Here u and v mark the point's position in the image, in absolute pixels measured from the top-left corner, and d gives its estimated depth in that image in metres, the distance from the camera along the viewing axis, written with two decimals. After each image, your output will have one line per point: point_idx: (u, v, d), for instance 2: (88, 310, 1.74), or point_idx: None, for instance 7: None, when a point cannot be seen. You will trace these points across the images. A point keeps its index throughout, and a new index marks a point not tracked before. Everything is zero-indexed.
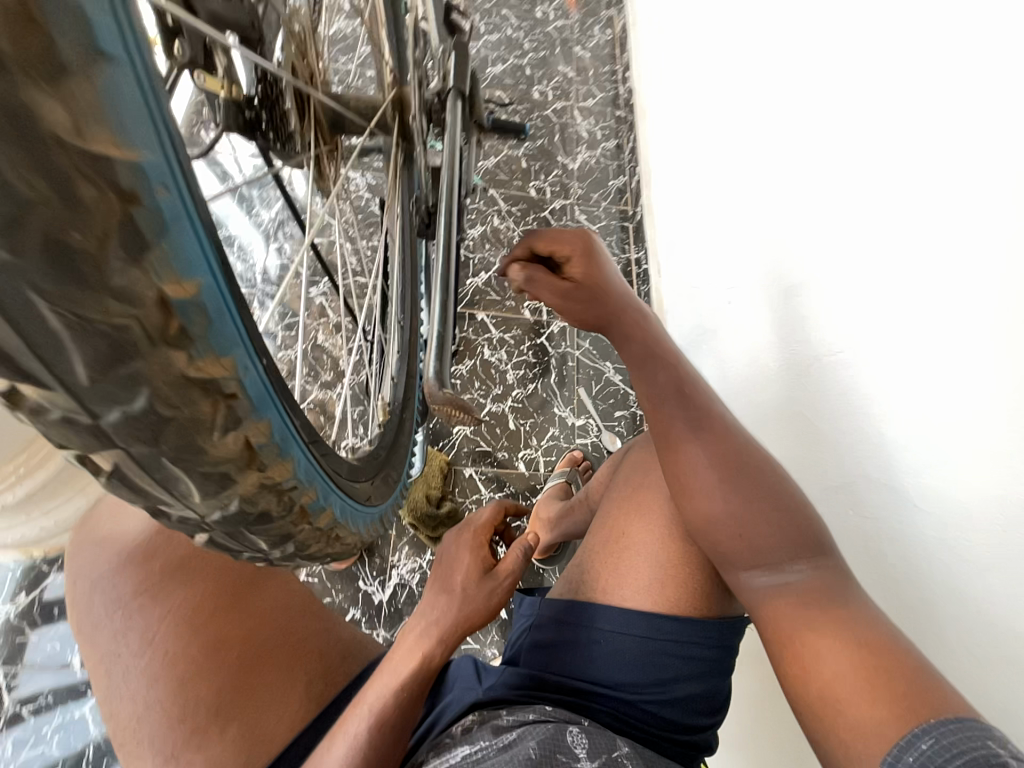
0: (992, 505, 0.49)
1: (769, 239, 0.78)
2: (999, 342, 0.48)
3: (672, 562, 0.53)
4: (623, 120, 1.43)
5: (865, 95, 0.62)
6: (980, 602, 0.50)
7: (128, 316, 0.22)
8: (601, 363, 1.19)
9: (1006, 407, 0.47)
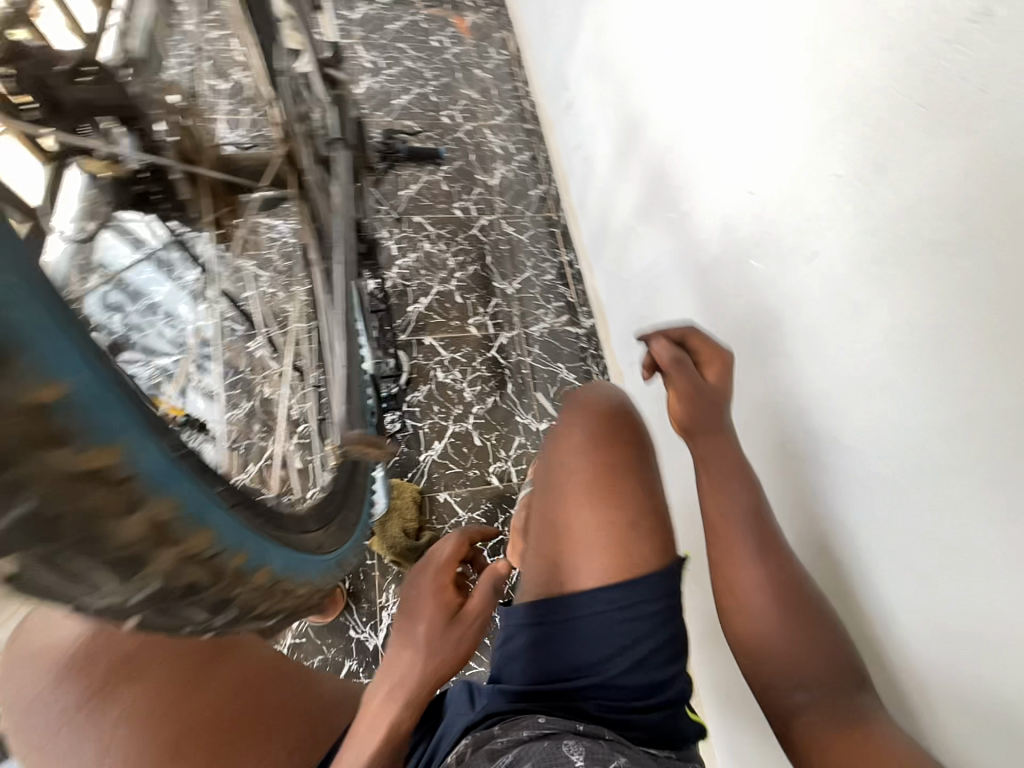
0: (889, 436, 0.49)
1: (676, 223, 0.82)
2: (867, 282, 0.50)
3: (616, 541, 0.48)
4: (533, 133, 1.49)
5: (725, 81, 0.66)
6: (895, 538, 0.49)
7: (10, 428, 0.24)
8: (554, 364, 1.22)
9: (885, 343, 0.49)
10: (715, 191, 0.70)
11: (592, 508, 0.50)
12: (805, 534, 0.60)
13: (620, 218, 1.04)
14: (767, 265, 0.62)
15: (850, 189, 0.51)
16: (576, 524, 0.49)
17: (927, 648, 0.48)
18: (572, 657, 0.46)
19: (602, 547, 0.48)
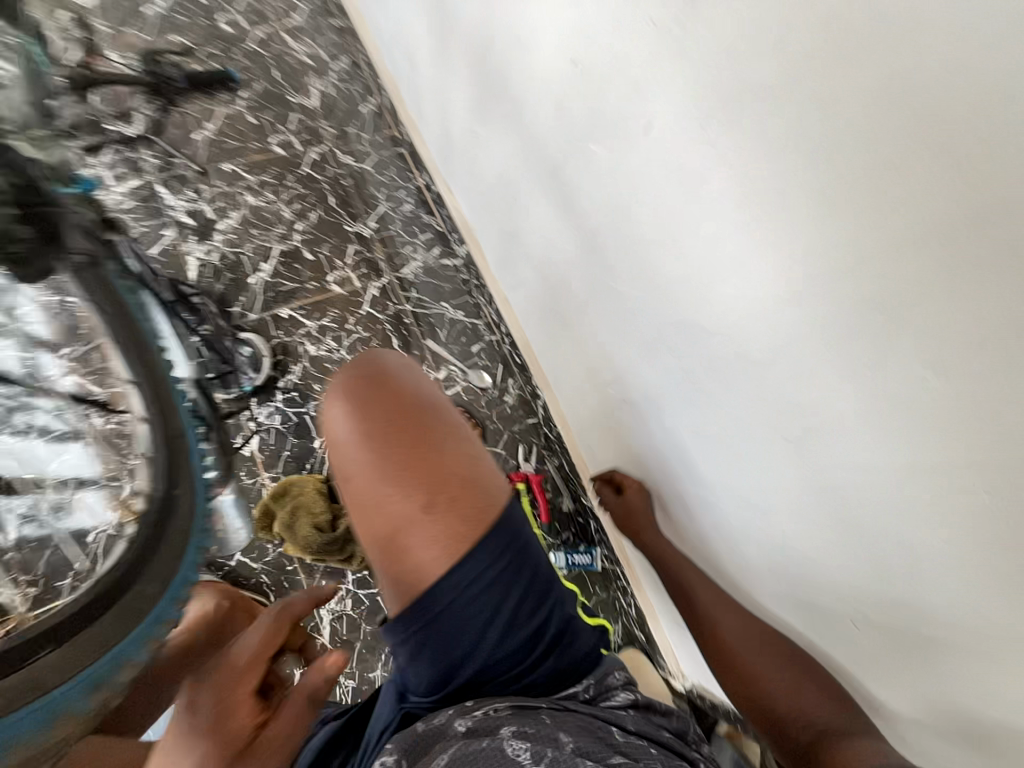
0: (754, 310, 0.46)
1: (513, 116, 0.70)
2: (705, 148, 0.44)
3: (429, 510, 0.38)
4: (344, 30, 1.22)
5: None
6: (774, 409, 0.49)
7: None
8: (438, 305, 1.11)
9: (735, 212, 0.44)
10: (541, 68, 0.60)
11: (392, 498, 0.39)
12: (691, 426, 0.60)
13: (460, 122, 0.90)
14: (606, 148, 0.55)
15: (669, 33, 0.44)
16: (383, 522, 0.39)
17: (800, 505, 0.50)
18: (435, 658, 0.38)
19: (431, 524, 0.38)
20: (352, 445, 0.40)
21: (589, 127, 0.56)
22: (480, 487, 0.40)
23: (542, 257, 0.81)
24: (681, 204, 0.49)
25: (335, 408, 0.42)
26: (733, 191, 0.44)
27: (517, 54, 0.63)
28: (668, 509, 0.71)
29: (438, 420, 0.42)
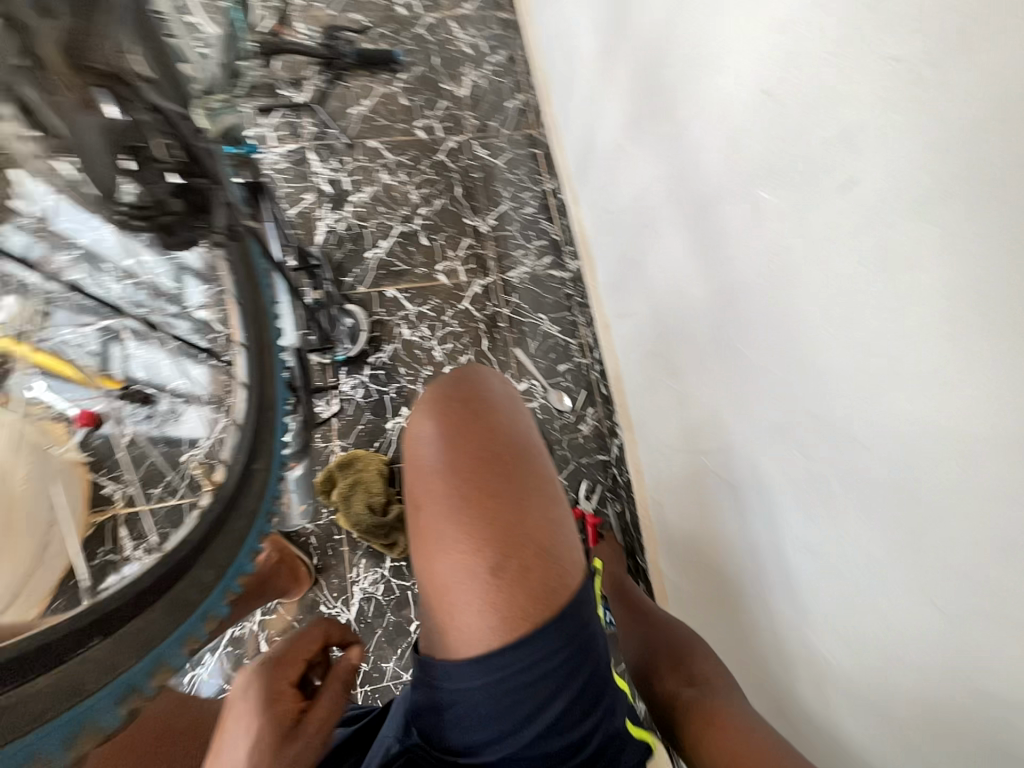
0: (941, 432, 0.37)
1: (670, 137, 0.64)
2: (925, 221, 0.35)
3: (499, 583, 0.37)
4: (509, 24, 1.22)
5: None
6: (938, 555, 0.39)
7: None
8: (535, 316, 1.08)
9: (943, 313, 0.35)
10: (719, 92, 0.53)
11: (464, 543, 0.37)
12: (804, 537, 0.51)
13: (606, 136, 0.85)
14: (780, 199, 0.47)
15: (901, 82, 0.35)
16: (446, 564, 0.38)
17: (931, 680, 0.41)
18: (464, 723, 0.36)
19: (496, 589, 0.37)
20: (439, 473, 0.40)
21: (766, 169, 0.48)
22: (558, 562, 0.38)
23: (663, 293, 0.73)
24: (860, 284, 0.41)
25: (431, 429, 0.42)
26: (949, 283, 0.35)
27: (695, 74, 0.56)
28: (743, 611, 0.62)
29: (530, 473, 0.40)
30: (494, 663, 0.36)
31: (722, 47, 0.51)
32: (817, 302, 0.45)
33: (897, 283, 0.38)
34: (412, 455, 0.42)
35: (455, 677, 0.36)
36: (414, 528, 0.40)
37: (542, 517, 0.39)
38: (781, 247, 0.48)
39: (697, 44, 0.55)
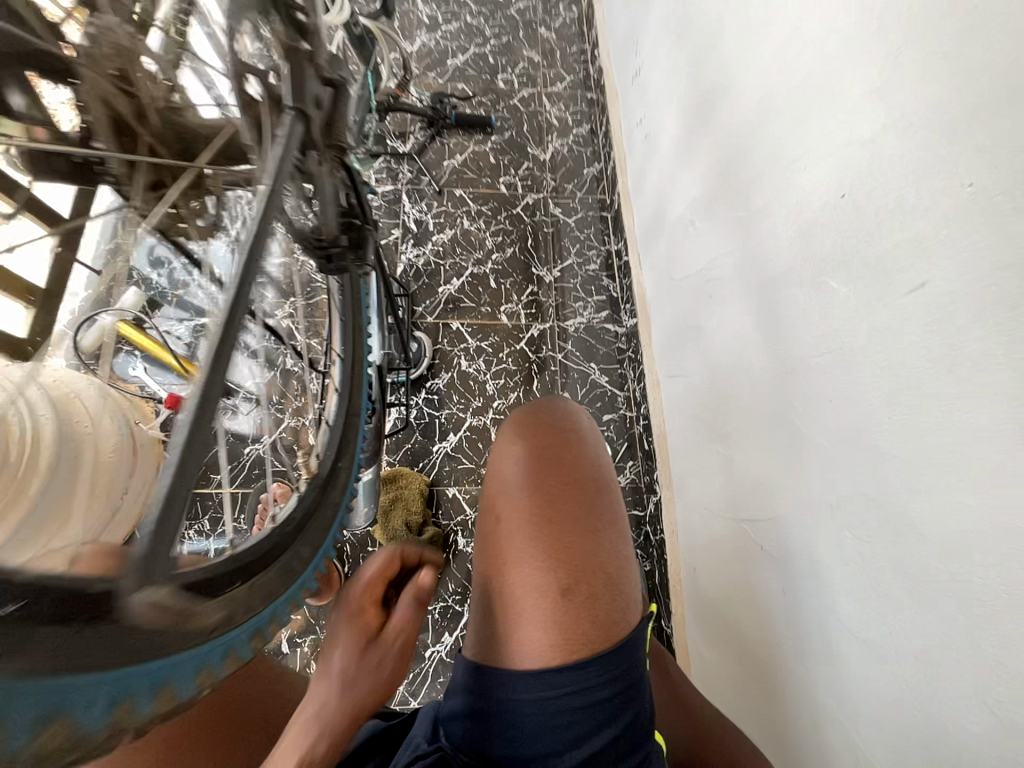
0: (994, 532, 0.38)
1: (744, 222, 0.69)
2: (987, 331, 0.38)
3: (565, 604, 0.43)
4: (595, 103, 1.35)
5: (828, 62, 0.53)
6: (993, 662, 0.38)
7: None
8: (586, 365, 1.13)
9: (1003, 417, 0.37)
10: (797, 188, 0.58)
11: (541, 565, 0.44)
12: (855, 623, 0.50)
13: (678, 211, 0.91)
14: (848, 291, 0.51)
15: (968, 204, 0.39)
16: (521, 581, 0.44)
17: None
18: (512, 728, 0.42)
19: (562, 609, 0.43)
20: (525, 497, 0.46)
21: (839, 264, 0.52)
22: (617, 594, 0.45)
23: (721, 362, 0.76)
24: (923, 379, 0.43)
25: (521, 456, 0.48)
26: (1010, 389, 0.37)
27: (774, 172, 0.62)
28: (780, 690, 0.60)
29: (604, 510, 0.47)
30: (552, 678, 0.41)
31: (803, 153, 0.57)
32: (880, 391, 0.47)
33: (959, 385, 0.40)
34: (501, 476, 0.48)
35: (515, 686, 0.42)
36: (494, 540, 0.46)
37: (608, 553, 0.45)
38: (846, 337, 0.51)
39: (780, 147, 0.61)
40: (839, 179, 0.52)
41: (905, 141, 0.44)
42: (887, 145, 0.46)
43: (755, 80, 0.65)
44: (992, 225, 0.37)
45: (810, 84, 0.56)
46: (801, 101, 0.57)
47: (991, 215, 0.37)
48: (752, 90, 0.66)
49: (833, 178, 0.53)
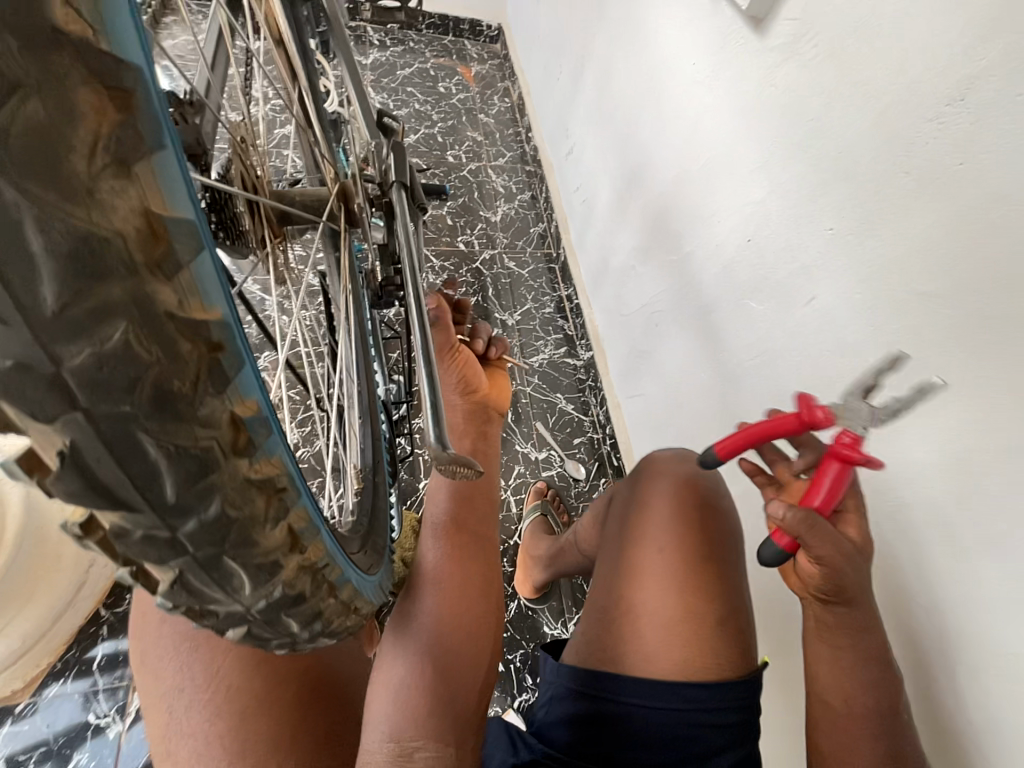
0: (902, 472, 0.52)
1: (681, 264, 0.85)
2: (870, 330, 0.53)
3: (691, 629, 0.57)
4: (534, 175, 1.50)
5: (735, 147, 0.70)
6: (923, 566, 0.51)
7: (211, 438, 0.23)
8: (553, 395, 1.22)
9: (892, 389, 0.52)
10: (716, 236, 0.75)
11: (679, 595, 0.59)
12: None
13: (620, 259, 1.09)
14: (767, 309, 0.67)
15: (842, 244, 0.55)
16: (647, 612, 0.58)
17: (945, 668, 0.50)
18: (620, 733, 0.52)
19: (686, 631, 0.57)
20: (672, 539, 0.62)
21: (762, 291, 0.67)
22: (728, 635, 0.58)
23: (675, 378, 0.89)
24: (835, 369, 0.58)
25: (669, 505, 0.65)
26: (893, 369, 0.51)
27: (703, 226, 0.78)
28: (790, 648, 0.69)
29: (731, 566, 0.62)
30: (662, 692, 0.53)
31: (723, 211, 0.73)
32: (808, 383, 0.61)
33: (859, 369, 0.55)
34: (649, 518, 0.65)
35: (635, 692, 0.54)
36: (635, 568, 0.62)
37: (724, 611, 0.59)
38: (774, 344, 0.66)
39: (706, 207, 0.77)
40: (757, 232, 0.67)
41: (797, 202, 0.60)
42: (785, 205, 0.62)
43: (680, 157, 0.82)
44: (859, 259, 0.54)
45: (724, 163, 0.72)
46: (719, 174, 0.73)
47: (861, 250, 0.53)
48: (680, 164, 0.82)
49: (750, 231, 0.68)
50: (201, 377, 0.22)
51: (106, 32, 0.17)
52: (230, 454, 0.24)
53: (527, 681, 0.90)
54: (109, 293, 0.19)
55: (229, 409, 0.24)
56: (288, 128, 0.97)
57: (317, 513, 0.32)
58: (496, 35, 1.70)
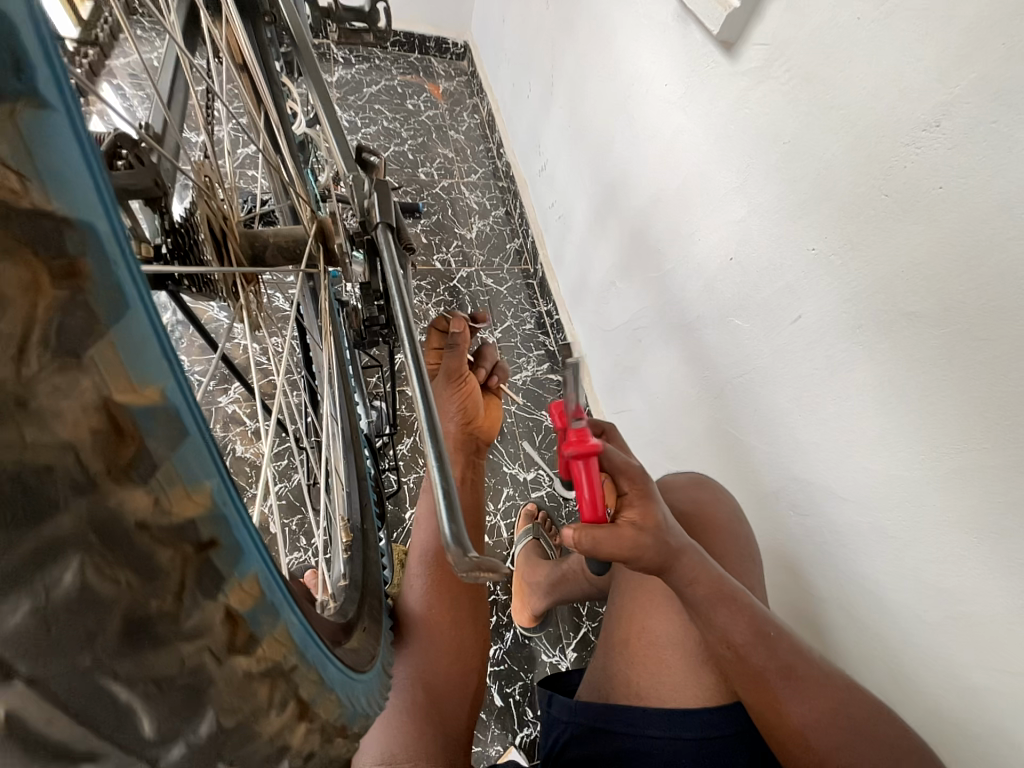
0: (903, 490, 0.51)
1: (664, 281, 0.84)
2: (860, 348, 0.54)
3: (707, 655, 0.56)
4: (507, 190, 1.49)
5: (712, 169, 0.70)
6: (929, 585, 0.50)
7: (199, 650, 0.20)
8: (539, 413, 1.19)
9: (885, 406, 0.52)
10: (697, 253, 0.75)
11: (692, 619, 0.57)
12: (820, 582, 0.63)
13: (599, 276, 1.08)
14: (752, 327, 0.67)
15: (825, 265, 0.56)
16: (667, 642, 0.58)
17: (959, 685, 0.50)
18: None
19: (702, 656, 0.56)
20: None
21: (749, 309, 0.67)
22: None
23: (663, 395, 0.89)
24: (826, 386, 0.58)
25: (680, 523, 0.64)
26: (883, 387, 0.52)
27: (684, 245, 0.78)
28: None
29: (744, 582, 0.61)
30: (681, 720, 0.52)
31: (704, 230, 0.73)
32: (801, 400, 0.61)
33: (851, 386, 0.55)
34: None
35: (656, 725, 0.53)
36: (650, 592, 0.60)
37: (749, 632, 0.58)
38: (763, 362, 0.66)
39: (687, 226, 0.77)
40: (741, 251, 0.67)
41: (780, 222, 0.61)
42: (767, 225, 0.63)
43: (658, 175, 0.81)
44: (844, 279, 0.54)
45: (703, 182, 0.72)
46: (699, 194, 0.73)
47: (846, 270, 0.54)
48: (658, 183, 0.82)
49: (734, 250, 0.68)
50: (187, 585, 0.19)
51: (50, 184, 0.14)
52: (227, 655, 0.21)
53: (528, 714, 0.87)
54: (61, 528, 0.15)
55: (224, 605, 0.20)
56: (252, 149, 0.93)
57: (331, 662, 0.28)
58: (463, 52, 1.70)
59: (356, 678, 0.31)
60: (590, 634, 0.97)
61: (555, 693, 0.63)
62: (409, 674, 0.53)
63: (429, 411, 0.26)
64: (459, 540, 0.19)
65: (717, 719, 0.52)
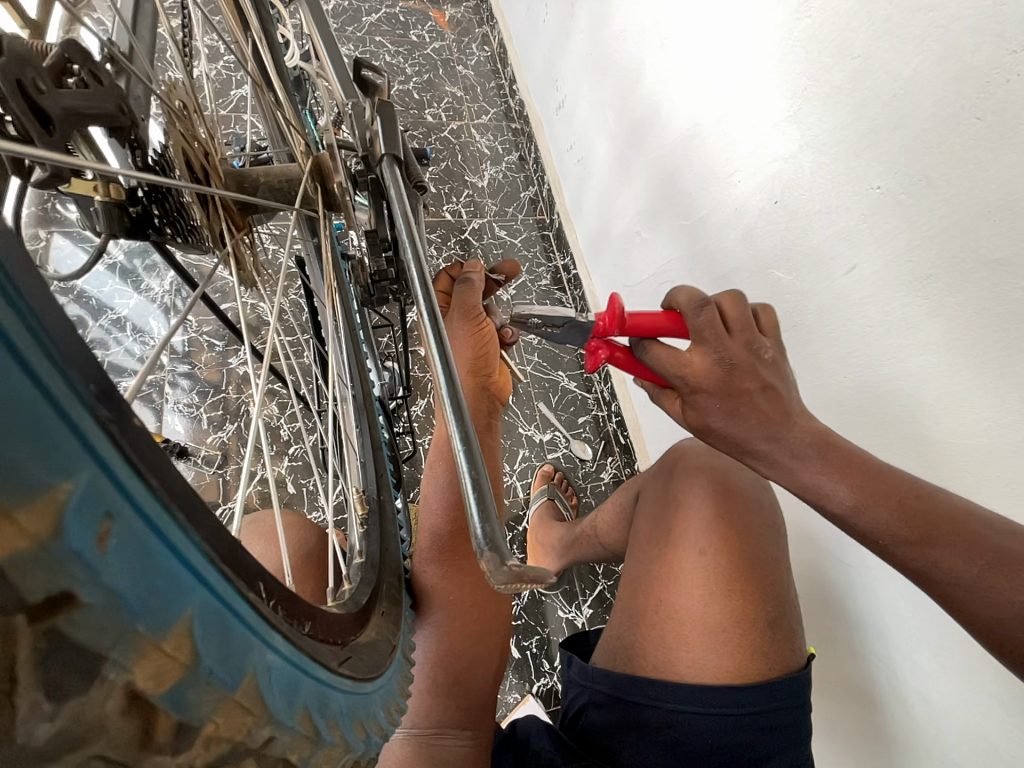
0: (969, 458, 0.47)
1: (696, 229, 0.76)
2: (931, 301, 0.48)
3: (732, 637, 0.54)
4: (521, 132, 1.36)
5: (764, 97, 0.61)
6: None
7: (82, 755, 0.15)
8: (555, 373, 1.12)
9: (958, 366, 0.46)
10: (735, 197, 0.67)
11: (716, 598, 0.55)
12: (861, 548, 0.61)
13: (622, 225, 0.98)
14: (799, 280, 0.61)
15: (896, 207, 0.49)
16: (692, 617, 0.55)
17: None
18: (668, 743, 0.52)
19: (726, 638, 0.54)
20: (702, 533, 0.58)
21: (800, 260, 0.60)
22: (773, 635, 0.55)
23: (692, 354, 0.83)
24: (887, 345, 0.52)
25: (696, 495, 0.61)
26: (961, 340, 0.46)
27: (723, 188, 0.69)
28: (835, 635, 0.67)
29: (764, 551, 0.59)
30: (710, 698, 0.52)
31: (749, 170, 0.64)
32: (856, 361, 0.56)
33: (918, 344, 0.49)
34: (682, 513, 0.61)
35: (681, 699, 0.52)
36: (665, 565, 0.59)
37: (777, 611, 0.56)
38: (814, 319, 0.60)
39: (730, 164, 0.67)
40: (795, 194, 0.59)
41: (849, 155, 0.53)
42: (829, 162, 0.55)
43: (699, 104, 0.71)
44: (921, 222, 0.47)
45: (753, 114, 0.63)
46: (746, 127, 0.64)
47: (926, 211, 0.47)
48: (698, 111, 0.71)
49: (785, 193, 0.60)
50: (22, 681, 0.13)
51: None
52: (139, 754, 0.16)
53: (546, 665, 0.89)
54: None
55: (122, 685, 0.15)
56: (245, 88, 0.84)
57: (334, 692, 0.24)
58: None
59: (368, 695, 0.27)
60: (606, 591, 0.98)
61: (573, 656, 0.63)
62: (428, 651, 0.52)
63: (451, 386, 0.22)
64: (494, 544, 0.16)
65: (744, 690, 0.52)
